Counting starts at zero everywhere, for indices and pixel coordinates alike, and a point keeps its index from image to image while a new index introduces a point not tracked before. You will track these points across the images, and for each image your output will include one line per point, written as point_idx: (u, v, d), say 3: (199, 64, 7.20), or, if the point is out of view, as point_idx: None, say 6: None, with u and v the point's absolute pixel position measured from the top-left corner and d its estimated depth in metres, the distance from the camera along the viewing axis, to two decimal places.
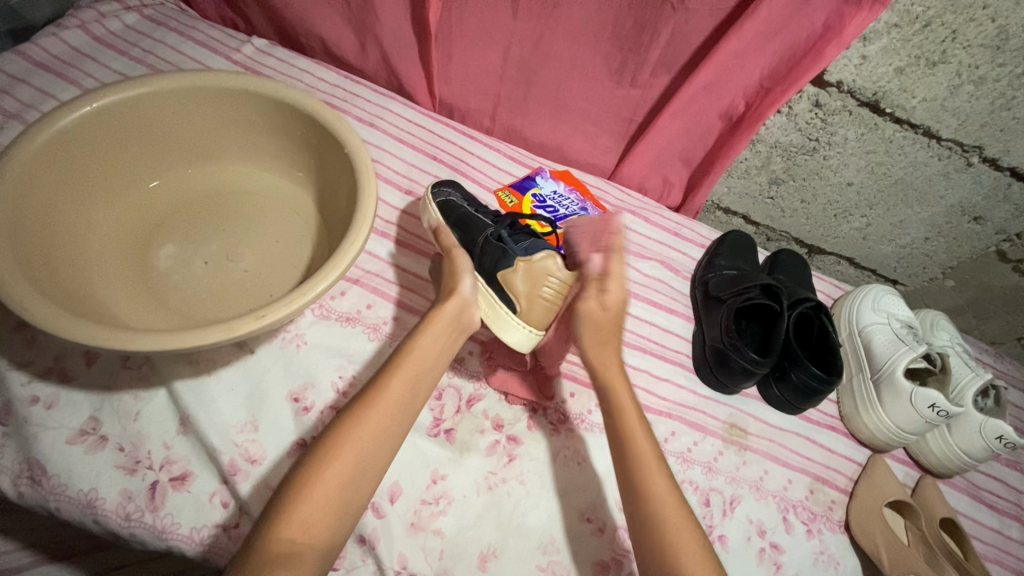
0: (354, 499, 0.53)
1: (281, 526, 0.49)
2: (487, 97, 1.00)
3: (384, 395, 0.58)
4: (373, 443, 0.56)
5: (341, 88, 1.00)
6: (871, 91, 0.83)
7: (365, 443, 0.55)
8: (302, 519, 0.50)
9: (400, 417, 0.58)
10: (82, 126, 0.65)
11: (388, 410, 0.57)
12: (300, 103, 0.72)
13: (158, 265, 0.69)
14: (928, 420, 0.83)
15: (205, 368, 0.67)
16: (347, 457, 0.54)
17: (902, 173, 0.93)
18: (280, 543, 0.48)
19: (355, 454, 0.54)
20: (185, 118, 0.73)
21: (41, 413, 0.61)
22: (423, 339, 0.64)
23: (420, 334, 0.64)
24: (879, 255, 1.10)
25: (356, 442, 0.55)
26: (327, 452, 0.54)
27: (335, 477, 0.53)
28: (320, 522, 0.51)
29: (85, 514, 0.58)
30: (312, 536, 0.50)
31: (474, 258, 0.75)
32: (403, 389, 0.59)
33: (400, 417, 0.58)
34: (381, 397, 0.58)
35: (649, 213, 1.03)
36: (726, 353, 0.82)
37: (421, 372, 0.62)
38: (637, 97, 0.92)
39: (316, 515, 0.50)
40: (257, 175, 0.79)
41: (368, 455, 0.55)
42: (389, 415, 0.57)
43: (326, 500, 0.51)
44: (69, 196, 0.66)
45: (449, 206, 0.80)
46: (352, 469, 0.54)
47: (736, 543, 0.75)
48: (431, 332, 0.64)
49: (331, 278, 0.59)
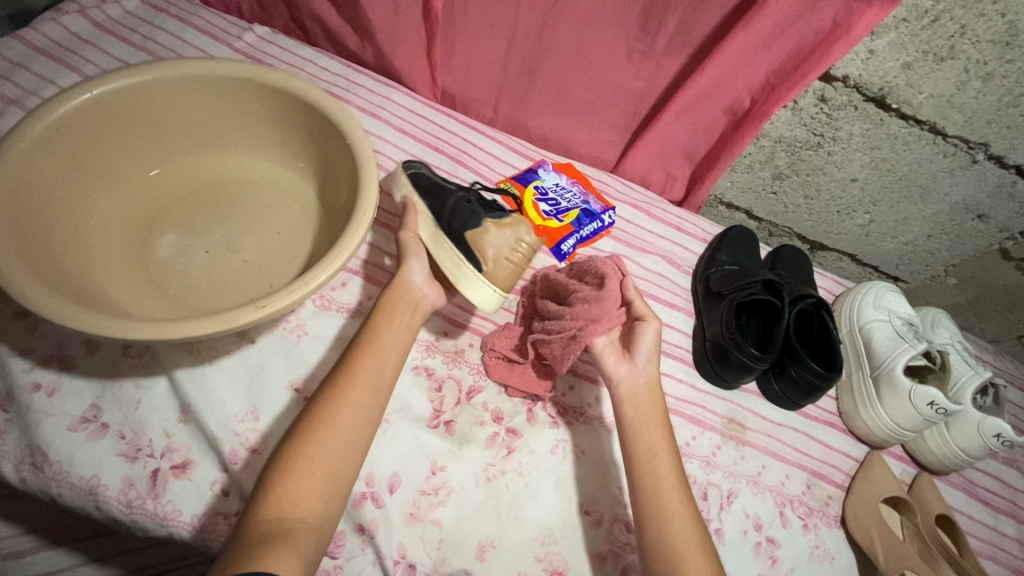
0: (342, 473, 0.55)
1: (272, 503, 0.51)
2: (490, 88, 0.99)
3: (355, 374, 0.59)
4: (353, 421, 0.57)
5: (343, 77, 0.99)
6: (878, 86, 0.82)
7: (345, 420, 0.57)
8: (291, 497, 0.51)
9: (374, 394, 0.60)
10: (83, 114, 0.65)
11: (362, 387, 0.59)
12: (302, 92, 0.72)
13: (158, 254, 0.69)
14: (927, 417, 0.83)
15: (206, 357, 0.67)
16: (328, 434, 0.55)
17: (906, 169, 0.93)
18: (273, 520, 0.49)
19: (336, 432, 0.56)
20: (186, 107, 0.72)
21: (43, 400, 0.61)
22: (385, 320, 0.65)
23: (382, 316, 0.65)
24: (881, 251, 1.10)
25: (337, 421, 0.56)
26: (310, 432, 0.55)
27: (319, 456, 0.54)
28: (311, 497, 0.52)
29: (87, 500, 0.58)
30: (304, 509, 0.51)
31: (443, 221, 0.71)
32: (373, 367, 0.61)
33: (375, 394, 0.60)
34: (353, 376, 0.59)
35: (651, 207, 1.03)
36: (726, 348, 0.83)
37: (390, 352, 0.63)
38: (642, 89, 0.92)
39: (306, 491, 0.52)
40: (259, 165, 0.79)
41: (350, 433, 0.56)
42: (362, 393, 0.59)
43: (315, 477, 0.53)
44: (70, 183, 0.66)
45: (419, 176, 0.79)
46: (334, 447, 0.55)
47: (733, 537, 0.76)
48: (391, 313, 0.66)
49: (331, 269, 0.59)
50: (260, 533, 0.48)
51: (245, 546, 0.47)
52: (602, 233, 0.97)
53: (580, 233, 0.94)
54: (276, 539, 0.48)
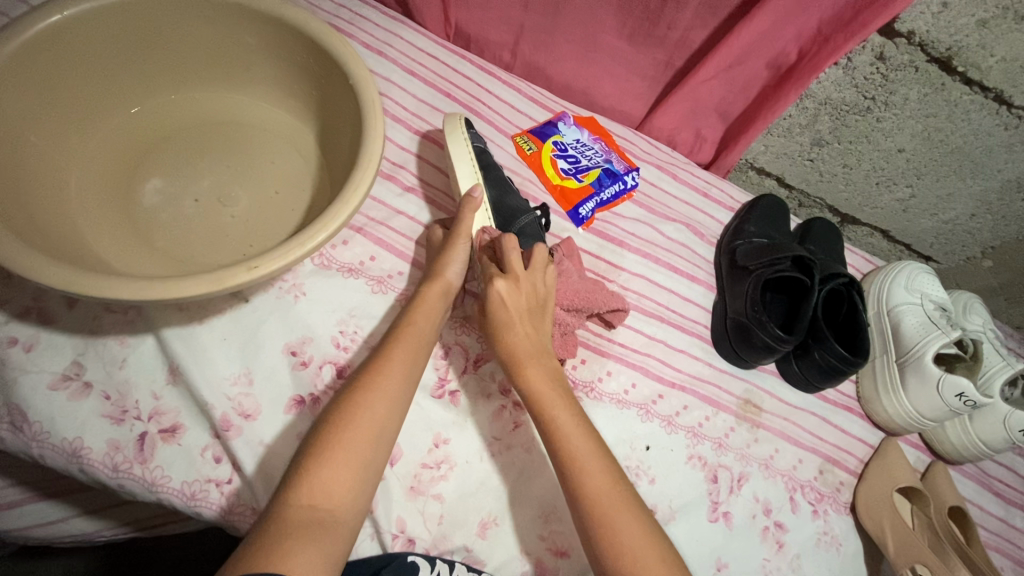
0: (374, 466, 0.51)
1: (303, 490, 0.47)
2: (508, 27, 0.90)
3: (384, 362, 0.57)
4: (390, 409, 0.54)
5: (346, 9, 0.89)
6: (946, 44, 0.73)
7: (382, 412, 0.53)
8: (324, 483, 0.48)
9: (407, 383, 0.57)
10: (52, 38, 0.57)
11: (399, 374, 0.56)
12: (300, 22, 0.63)
13: (144, 201, 0.63)
14: (953, 408, 0.79)
15: (196, 316, 0.62)
16: (364, 420, 0.52)
17: (960, 141, 0.84)
18: (305, 508, 0.46)
19: (370, 420, 0.52)
20: (169, 34, 0.64)
21: (20, 355, 0.57)
22: (417, 312, 0.62)
23: (413, 308, 0.62)
24: (917, 229, 1.02)
25: (367, 406, 0.53)
26: (347, 417, 0.52)
27: (356, 446, 0.51)
28: (345, 491, 0.49)
29: (71, 462, 0.55)
30: (335, 501, 0.48)
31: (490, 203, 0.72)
32: (406, 354, 0.58)
33: (400, 380, 0.56)
34: (379, 368, 0.56)
35: (676, 168, 0.95)
36: (748, 328, 0.78)
37: (413, 343, 0.60)
38: (677, 38, 0.82)
39: (341, 481, 0.49)
40: (252, 105, 0.71)
41: (383, 423, 0.53)
42: (399, 385, 0.56)
43: (350, 465, 0.50)
44: (41, 120, 0.59)
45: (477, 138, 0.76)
46: (370, 435, 0.52)
47: (741, 521, 0.74)
48: (422, 304, 0.62)
49: (333, 227, 0.54)
50: (294, 520, 0.45)
51: (274, 536, 0.43)
52: (624, 197, 0.90)
53: (599, 195, 0.87)
54: (310, 529, 0.45)
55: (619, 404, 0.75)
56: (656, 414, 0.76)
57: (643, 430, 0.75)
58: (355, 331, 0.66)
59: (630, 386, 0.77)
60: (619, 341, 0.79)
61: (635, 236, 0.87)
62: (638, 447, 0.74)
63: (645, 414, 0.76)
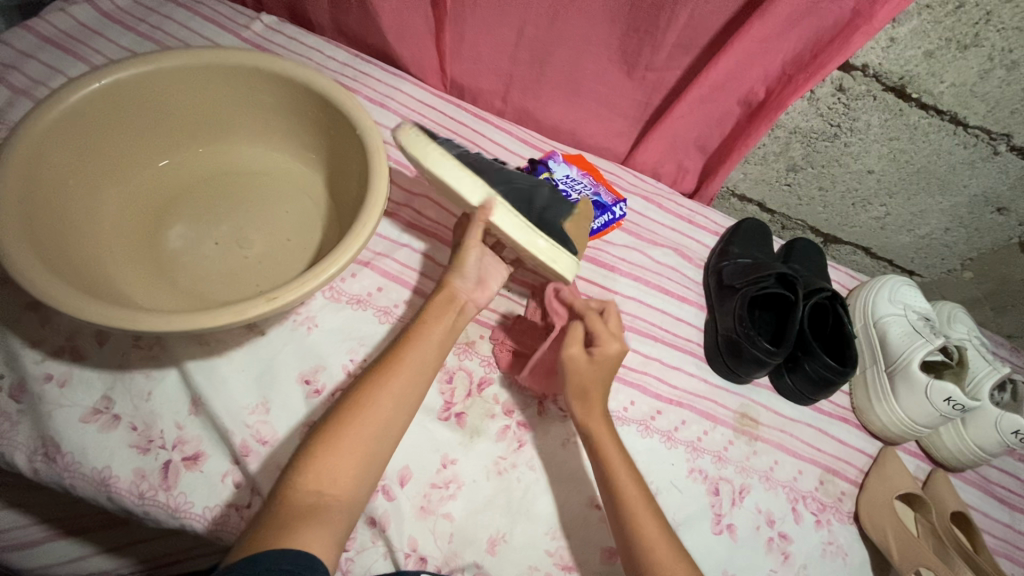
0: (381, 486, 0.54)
1: (310, 477, 0.51)
2: (499, 77, 0.98)
3: (405, 353, 0.60)
4: (401, 399, 0.58)
5: (351, 67, 0.98)
6: (898, 75, 0.79)
7: (393, 400, 0.57)
8: (329, 472, 0.52)
9: (420, 378, 0.59)
10: (91, 104, 0.64)
11: (410, 370, 0.59)
12: (310, 82, 0.70)
13: (169, 245, 0.69)
14: (944, 414, 0.82)
15: (217, 349, 0.66)
16: (374, 413, 0.55)
17: (924, 161, 0.90)
18: (309, 492, 0.50)
19: (381, 413, 0.56)
20: (192, 96, 0.72)
21: (55, 391, 0.61)
22: (430, 322, 0.63)
23: (423, 316, 0.63)
24: (897, 244, 1.07)
25: (379, 398, 0.56)
26: (360, 406, 0.55)
27: (362, 434, 0.54)
28: (348, 478, 0.52)
29: (100, 491, 0.58)
30: (339, 487, 0.52)
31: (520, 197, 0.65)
32: (424, 350, 0.61)
33: (418, 375, 0.59)
34: (398, 362, 0.59)
35: (661, 198, 1.01)
36: (739, 343, 0.82)
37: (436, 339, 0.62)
38: (653, 80, 0.89)
39: (344, 469, 0.52)
40: (267, 155, 0.78)
41: (393, 414, 0.57)
42: (410, 380, 0.58)
43: (354, 452, 0.53)
44: (79, 176, 0.65)
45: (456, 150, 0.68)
46: (379, 425, 0.55)
47: (745, 532, 0.75)
48: (433, 312, 0.63)
49: (343, 259, 0.59)
50: (297, 504, 0.49)
51: (281, 517, 0.48)
52: (613, 226, 0.95)
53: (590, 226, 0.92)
54: (312, 512, 0.49)
55: (618, 421, 0.78)
56: (655, 430, 0.79)
57: (643, 446, 0.78)
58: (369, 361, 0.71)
59: (629, 403, 0.80)
60: None
61: (625, 261, 0.93)
62: (640, 463, 0.76)
63: (645, 430, 0.79)
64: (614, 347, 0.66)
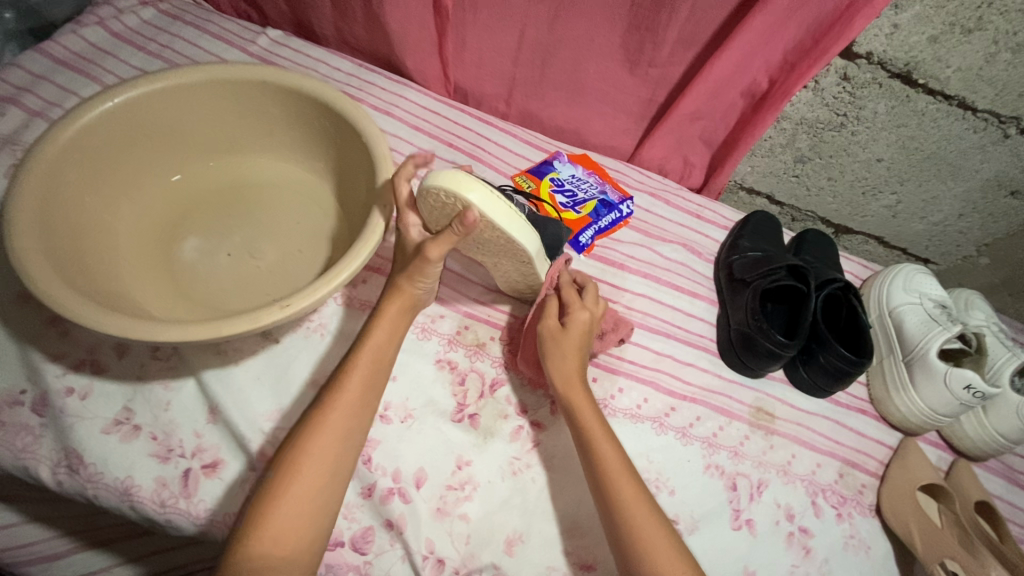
0: None
1: (257, 540, 0.51)
2: (502, 81, 0.98)
3: (338, 398, 0.59)
4: (340, 448, 0.57)
5: (356, 77, 0.99)
6: (904, 61, 0.78)
7: (332, 452, 0.56)
8: (275, 533, 0.52)
9: (356, 418, 0.59)
10: (104, 122, 0.66)
11: (346, 418, 0.58)
12: (316, 92, 0.71)
13: (183, 258, 0.70)
14: (964, 402, 0.80)
15: (232, 358, 0.67)
16: (315, 464, 0.55)
17: (934, 147, 0.89)
18: (254, 561, 0.50)
19: (322, 463, 0.55)
20: (201, 111, 0.73)
21: (77, 403, 0.62)
22: (380, 327, 0.64)
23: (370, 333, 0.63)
24: (910, 233, 1.06)
25: (318, 447, 0.56)
26: (296, 460, 0.55)
27: (301, 494, 0.54)
28: (296, 533, 0.52)
29: (122, 500, 0.59)
30: (290, 545, 0.52)
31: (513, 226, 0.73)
32: (360, 390, 0.60)
33: (355, 416, 0.59)
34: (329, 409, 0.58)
35: (668, 195, 1.01)
36: (751, 337, 0.81)
37: (371, 376, 0.61)
38: (657, 77, 0.89)
39: (292, 525, 0.52)
40: (275, 166, 0.79)
41: (336, 460, 0.56)
42: (348, 423, 0.58)
43: (301, 510, 0.53)
44: (95, 192, 0.67)
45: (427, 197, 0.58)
46: (321, 480, 0.55)
47: (764, 528, 0.75)
48: (386, 318, 0.64)
49: (353, 266, 0.60)
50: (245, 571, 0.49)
51: None
52: (620, 224, 0.96)
53: (597, 224, 0.93)
54: None
55: (632, 418, 0.78)
56: (669, 427, 0.79)
57: (658, 443, 0.77)
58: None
59: (642, 401, 0.80)
60: (628, 358, 0.83)
61: (634, 258, 0.92)
62: (655, 460, 0.76)
63: (659, 427, 0.78)
64: (584, 315, 0.69)
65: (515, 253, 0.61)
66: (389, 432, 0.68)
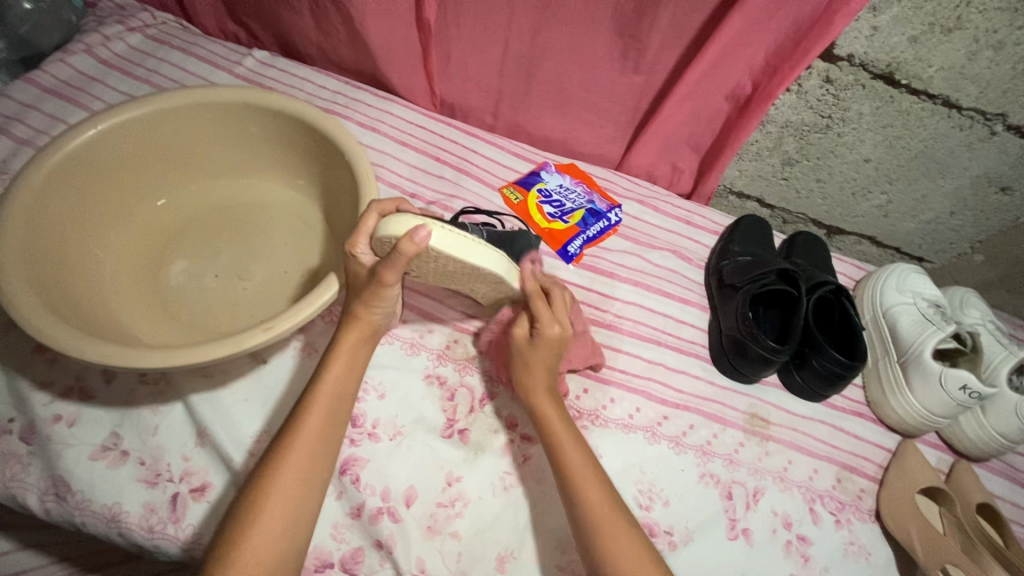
0: None
1: None
2: (488, 94, 0.99)
3: (297, 432, 0.56)
4: (303, 490, 0.54)
5: (342, 95, 1.00)
6: (885, 62, 0.78)
7: (295, 495, 0.53)
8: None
9: (320, 453, 0.56)
10: (89, 149, 0.67)
11: (306, 459, 0.55)
12: (298, 112, 0.72)
13: (170, 281, 0.70)
14: (961, 403, 0.79)
15: (219, 380, 0.67)
16: (277, 505, 0.52)
17: (921, 146, 0.88)
18: None
19: (288, 502, 0.53)
20: (186, 135, 0.74)
21: (64, 430, 0.62)
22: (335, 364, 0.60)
23: (330, 361, 0.60)
24: (902, 232, 1.05)
25: (282, 484, 0.53)
26: (258, 501, 0.52)
27: (265, 537, 0.51)
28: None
29: (110, 527, 0.59)
30: None
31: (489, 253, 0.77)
32: (322, 421, 0.57)
33: (321, 449, 0.56)
34: (290, 445, 0.55)
35: (657, 202, 1.01)
36: (743, 343, 0.80)
37: (335, 406, 0.59)
38: (641, 84, 0.89)
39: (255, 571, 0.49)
40: (262, 186, 0.79)
41: (304, 497, 0.54)
42: (313, 458, 0.55)
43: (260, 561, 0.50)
44: (82, 219, 0.67)
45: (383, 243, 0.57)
46: (286, 519, 0.52)
47: (761, 537, 0.74)
48: (344, 350, 0.61)
49: (334, 286, 0.61)
50: None
51: None
52: (609, 232, 0.96)
53: (586, 233, 0.94)
54: None
55: (625, 428, 0.78)
56: (662, 436, 0.78)
57: (651, 453, 0.77)
58: (378, 386, 0.72)
59: (634, 411, 0.79)
60: (620, 367, 0.82)
61: (624, 267, 0.92)
62: (648, 470, 0.75)
63: (652, 436, 0.78)
64: (555, 331, 0.63)
65: (486, 276, 0.60)
66: (378, 450, 0.68)
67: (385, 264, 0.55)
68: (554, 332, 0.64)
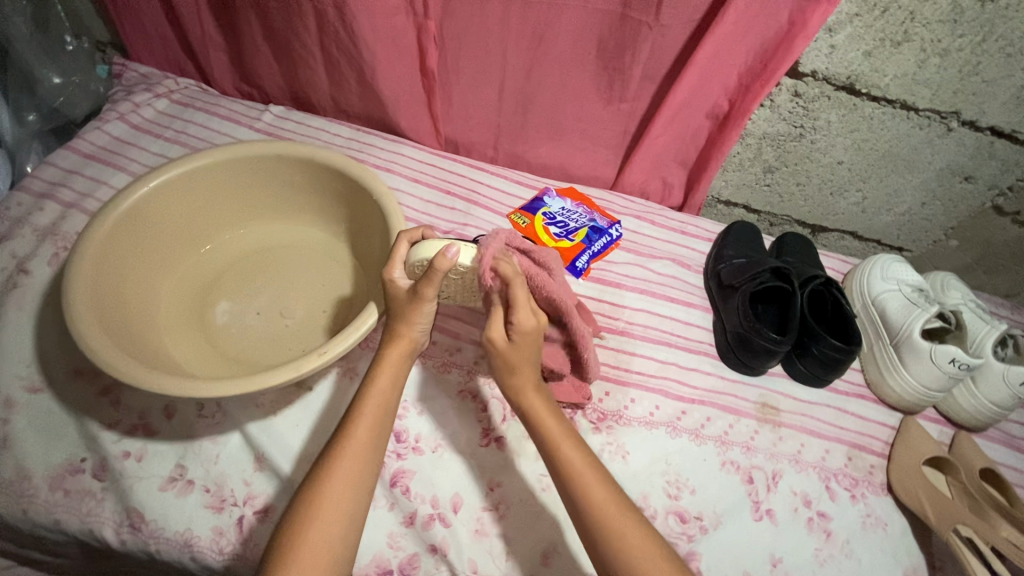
0: None
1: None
2: (488, 129, 1.08)
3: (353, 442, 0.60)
4: (355, 493, 0.58)
5: (355, 141, 1.09)
6: (845, 75, 0.88)
7: (346, 498, 0.57)
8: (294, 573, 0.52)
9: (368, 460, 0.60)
10: (143, 203, 0.73)
11: (356, 464, 0.59)
12: (330, 160, 0.79)
13: (217, 321, 0.76)
14: (952, 375, 0.86)
15: (271, 409, 0.72)
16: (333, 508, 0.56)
17: (887, 146, 0.97)
18: None
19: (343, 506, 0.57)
20: (227, 185, 0.81)
21: (134, 465, 0.67)
22: (381, 378, 0.65)
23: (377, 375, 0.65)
24: (880, 225, 1.14)
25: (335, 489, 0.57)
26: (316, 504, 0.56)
27: (322, 534, 0.55)
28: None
29: (183, 552, 0.64)
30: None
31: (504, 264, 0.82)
32: (369, 434, 0.61)
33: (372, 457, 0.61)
34: (345, 453, 0.60)
35: (653, 216, 1.09)
36: (747, 337, 0.87)
37: (383, 415, 0.64)
38: (628, 110, 0.98)
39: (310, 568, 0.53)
40: (294, 228, 0.86)
41: (355, 501, 0.58)
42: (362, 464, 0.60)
43: (320, 555, 0.54)
44: (137, 268, 0.74)
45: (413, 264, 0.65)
46: (339, 519, 0.56)
47: (784, 516, 0.79)
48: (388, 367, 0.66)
49: (373, 310, 0.67)
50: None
51: None
52: (612, 246, 1.03)
53: (591, 249, 1.00)
54: None
55: (647, 425, 0.83)
56: (683, 430, 0.84)
57: (674, 447, 0.82)
58: (417, 403, 0.77)
59: (654, 408, 0.85)
60: (636, 369, 0.89)
61: (629, 277, 0.99)
62: (673, 462, 0.81)
63: (673, 430, 0.83)
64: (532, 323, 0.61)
65: None
66: (423, 462, 0.73)
67: (424, 280, 0.62)
68: (531, 324, 0.61)
